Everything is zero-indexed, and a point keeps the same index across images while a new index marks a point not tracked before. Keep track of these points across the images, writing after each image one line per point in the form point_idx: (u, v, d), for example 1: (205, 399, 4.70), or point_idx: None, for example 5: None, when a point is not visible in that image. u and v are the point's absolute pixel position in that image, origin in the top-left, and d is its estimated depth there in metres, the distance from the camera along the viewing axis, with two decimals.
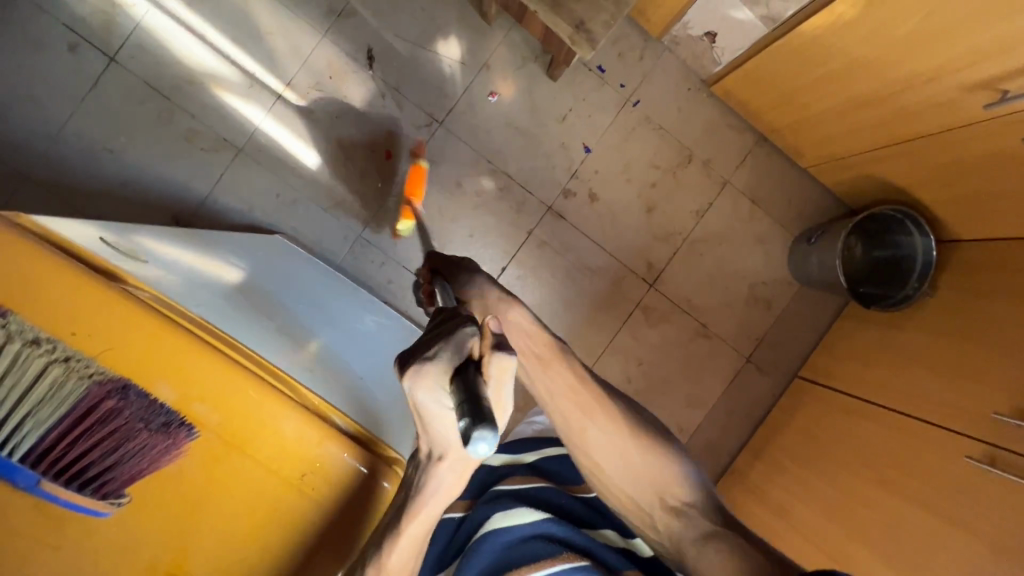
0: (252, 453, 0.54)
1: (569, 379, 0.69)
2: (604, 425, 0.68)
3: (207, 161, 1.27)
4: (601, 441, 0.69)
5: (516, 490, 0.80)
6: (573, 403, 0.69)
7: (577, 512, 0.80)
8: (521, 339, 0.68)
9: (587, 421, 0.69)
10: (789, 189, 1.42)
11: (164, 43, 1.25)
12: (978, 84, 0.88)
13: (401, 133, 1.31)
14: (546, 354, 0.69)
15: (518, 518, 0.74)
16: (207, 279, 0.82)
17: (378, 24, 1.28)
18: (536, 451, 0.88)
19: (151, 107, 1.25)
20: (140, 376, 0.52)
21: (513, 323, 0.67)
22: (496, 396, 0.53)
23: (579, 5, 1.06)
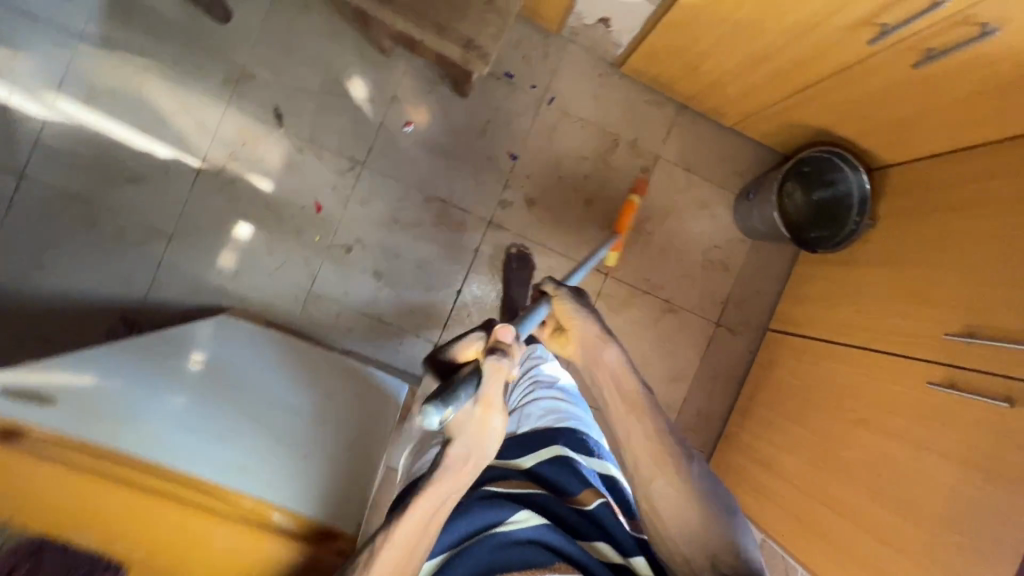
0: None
1: (673, 485, 0.80)
2: (663, 463, 0.81)
3: (142, 254, 1.26)
4: (667, 492, 0.79)
5: (514, 493, 0.86)
6: (647, 454, 0.81)
7: (573, 521, 0.85)
8: (608, 378, 0.87)
9: (659, 476, 0.80)
10: (720, 150, 1.42)
11: (69, 145, 1.23)
12: (858, 22, 0.88)
13: (327, 183, 1.31)
14: (633, 399, 0.85)
15: (520, 522, 0.81)
16: (184, 372, 0.92)
17: (278, 80, 1.27)
18: (534, 455, 0.94)
19: (71, 213, 1.24)
20: (67, 530, 0.70)
21: (604, 358, 0.88)
22: (488, 394, 0.69)
23: (464, 22, 1.05)
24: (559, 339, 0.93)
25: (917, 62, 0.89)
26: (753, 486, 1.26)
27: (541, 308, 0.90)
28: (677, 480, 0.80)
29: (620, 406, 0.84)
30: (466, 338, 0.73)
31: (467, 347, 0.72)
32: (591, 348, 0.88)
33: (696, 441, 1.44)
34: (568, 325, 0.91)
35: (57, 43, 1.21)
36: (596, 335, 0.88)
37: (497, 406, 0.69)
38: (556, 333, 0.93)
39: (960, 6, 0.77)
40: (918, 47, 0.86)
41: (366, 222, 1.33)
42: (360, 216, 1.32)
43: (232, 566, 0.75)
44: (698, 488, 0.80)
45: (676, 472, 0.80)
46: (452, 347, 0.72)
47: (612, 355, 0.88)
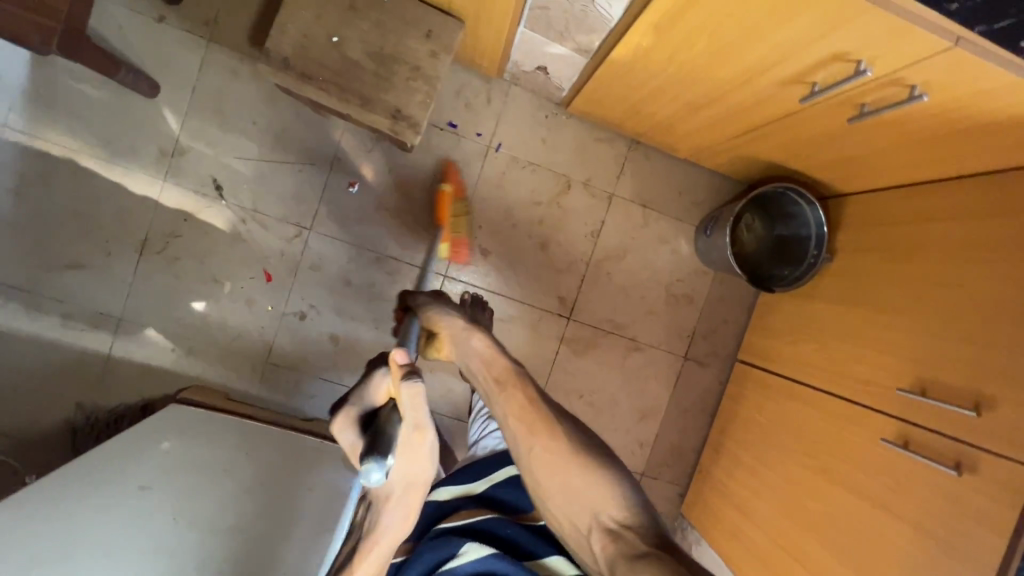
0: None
1: (553, 446, 0.58)
2: (534, 426, 0.60)
3: (92, 340, 1.24)
4: (546, 461, 0.58)
5: (465, 525, 0.89)
6: (515, 422, 0.61)
7: (525, 543, 0.87)
8: (478, 363, 0.73)
9: (533, 439, 0.59)
10: (675, 183, 1.40)
11: (6, 239, 1.20)
12: (788, 82, 0.84)
13: (275, 251, 1.28)
14: (504, 377, 0.68)
15: (468, 554, 0.82)
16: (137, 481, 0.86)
17: (215, 152, 1.24)
18: (484, 480, 0.96)
19: (16, 306, 1.22)
20: None
21: (471, 346, 0.77)
22: (416, 420, 0.62)
23: (389, 92, 1.02)
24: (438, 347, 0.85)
25: (853, 116, 0.86)
26: (726, 527, 1.26)
27: (416, 326, 0.94)
28: (559, 445, 0.58)
29: (490, 387, 0.67)
30: (374, 377, 0.73)
31: (380, 386, 0.71)
32: (462, 341, 0.79)
33: (671, 476, 1.44)
34: (438, 327, 0.86)
35: None
36: (461, 328, 0.81)
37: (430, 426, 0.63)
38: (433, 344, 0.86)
39: (884, 74, 0.74)
40: (851, 102, 0.83)
41: (318, 287, 1.30)
42: (311, 281, 1.30)
43: None
44: (580, 450, 0.58)
45: (550, 434, 0.59)
46: (368, 388, 0.72)
47: (479, 346, 0.76)
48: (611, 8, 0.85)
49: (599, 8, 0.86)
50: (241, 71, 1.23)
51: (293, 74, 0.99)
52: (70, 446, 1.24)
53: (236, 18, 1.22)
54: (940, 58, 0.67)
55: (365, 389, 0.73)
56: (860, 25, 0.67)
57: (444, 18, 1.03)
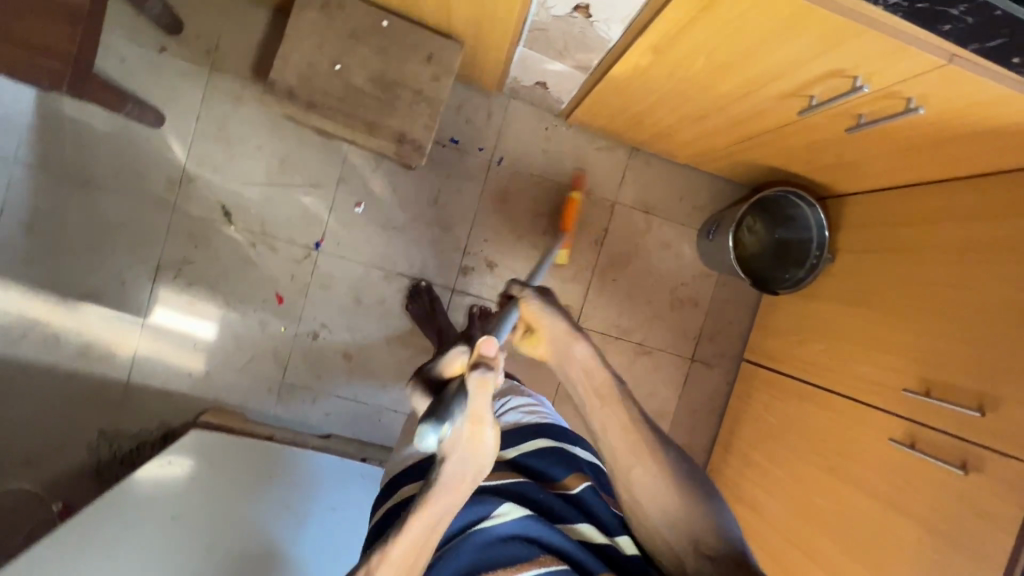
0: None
1: (656, 473, 0.66)
2: (638, 450, 0.66)
3: (109, 367, 1.27)
4: (646, 483, 0.66)
5: (493, 486, 0.73)
6: (618, 443, 0.67)
7: (560, 509, 0.72)
8: (579, 373, 0.72)
9: (634, 463, 0.66)
10: (676, 188, 1.41)
11: (21, 273, 1.22)
12: (785, 95, 0.86)
13: (285, 274, 1.30)
14: (605, 390, 0.70)
15: (498, 517, 0.68)
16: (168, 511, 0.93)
17: (222, 179, 1.26)
18: (514, 446, 0.81)
19: (34, 338, 1.24)
20: None
21: (574, 355, 0.72)
22: (478, 409, 0.52)
23: (393, 117, 1.04)
24: (530, 340, 0.77)
25: (850, 125, 0.88)
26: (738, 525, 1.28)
27: (513, 314, 0.75)
28: (660, 470, 0.66)
29: (590, 402, 0.70)
30: (450, 352, 0.64)
31: (454, 360, 0.62)
32: (563, 347, 0.73)
33: None
34: (536, 324, 0.76)
35: None
36: (565, 331, 0.74)
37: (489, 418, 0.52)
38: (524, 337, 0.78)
39: (880, 88, 0.75)
40: (848, 113, 0.85)
41: (329, 306, 1.32)
42: (322, 301, 1.32)
43: None
44: (682, 477, 0.66)
45: (655, 460, 0.66)
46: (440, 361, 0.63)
47: (582, 356, 0.72)
48: (610, 30, 0.86)
49: (598, 30, 0.87)
50: (245, 97, 1.25)
51: (298, 103, 1.01)
52: (94, 471, 1.27)
53: (237, 45, 1.23)
54: (936, 73, 0.69)
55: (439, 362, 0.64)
56: (856, 45, 0.68)
57: (444, 41, 1.04)
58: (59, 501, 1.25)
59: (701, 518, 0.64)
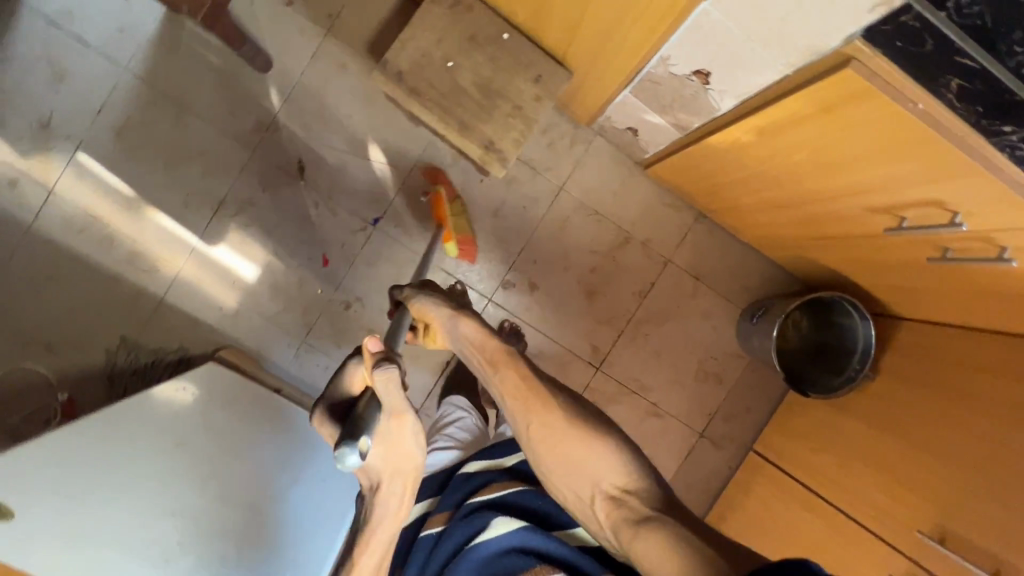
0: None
1: (548, 421, 0.70)
2: (528, 403, 0.71)
3: (150, 282, 1.31)
4: (543, 433, 0.70)
5: (492, 499, 0.82)
6: (514, 403, 0.72)
7: (556, 513, 0.79)
8: (468, 345, 0.76)
9: (528, 414, 0.71)
10: (730, 263, 1.41)
11: (99, 173, 1.28)
12: (876, 210, 0.86)
13: (338, 239, 1.33)
14: (498, 356, 0.74)
15: (495, 531, 0.76)
16: (169, 438, 0.93)
17: (306, 135, 1.30)
18: (515, 454, 0.88)
19: (91, 235, 1.29)
20: None
21: (458, 330, 0.77)
22: (397, 405, 0.67)
23: (488, 124, 1.07)
24: (430, 337, 0.87)
25: (933, 257, 0.88)
26: None
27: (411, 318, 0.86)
28: (553, 417, 0.70)
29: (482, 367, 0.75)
30: (348, 365, 0.75)
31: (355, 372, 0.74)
32: (448, 321, 0.79)
33: None
34: (427, 317, 0.83)
35: (101, 72, 1.26)
36: (445, 314, 0.80)
37: (408, 412, 0.68)
38: (427, 332, 0.87)
39: (979, 231, 0.76)
40: (936, 243, 0.85)
41: (369, 281, 1.34)
42: (364, 274, 1.34)
43: None
44: (578, 423, 0.69)
45: (544, 408, 0.70)
46: (342, 381, 0.76)
47: (466, 330, 0.77)
48: (722, 101, 0.87)
49: (710, 98, 0.89)
50: (350, 67, 1.30)
51: (404, 87, 1.04)
52: (106, 375, 1.30)
53: (357, 15, 1.28)
54: None
55: (340, 376, 0.75)
56: (968, 186, 0.69)
57: (555, 66, 1.07)
58: (65, 394, 1.28)
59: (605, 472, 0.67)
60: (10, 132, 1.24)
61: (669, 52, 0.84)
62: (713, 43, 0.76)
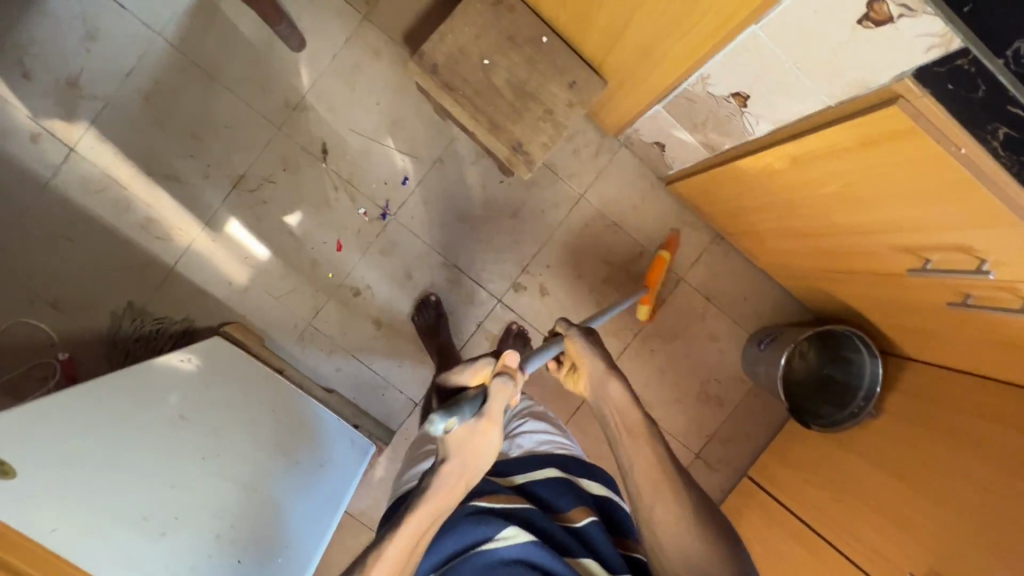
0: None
1: (679, 513, 0.70)
2: (660, 490, 0.72)
3: (162, 249, 1.30)
4: (669, 522, 0.70)
5: (501, 507, 0.78)
6: (642, 479, 0.73)
7: (562, 540, 0.78)
8: (612, 410, 0.80)
9: (657, 501, 0.72)
10: (742, 287, 1.41)
11: (121, 135, 1.27)
12: (901, 249, 0.86)
13: (354, 225, 1.33)
14: (636, 427, 0.77)
15: (503, 541, 0.73)
16: (177, 409, 0.91)
17: (333, 118, 1.30)
18: (525, 473, 0.88)
19: (107, 196, 1.28)
20: None
21: (607, 392, 0.81)
22: (491, 411, 0.71)
23: (518, 125, 1.06)
24: (573, 378, 0.88)
25: (953, 301, 0.88)
26: None
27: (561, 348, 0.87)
28: (676, 508, 0.71)
29: (614, 425, 0.79)
30: (477, 362, 0.82)
31: (480, 367, 0.80)
32: (601, 380, 0.82)
33: None
34: (575, 360, 0.85)
35: (135, 34, 1.25)
36: (601, 371, 0.82)
37: (498, 421, 0.72)
38: (570, 373, 0.88)
39: (1005, 280, 0.75)
40: (957, 288, 0.85)
41: (381, 271, 1.34)
42: (376, 263, 1.34)
43: None
44: (699, 517, 0.71)
45: (672, 499, 0.71)
46: (466, 368, 0.81)
47: (614, 390, 0.81)
48: (758, 126, 0.87)
49: (745, 120, 0.88)
50: (383, 55, 1.30)
51: (437, 80, 1.04)
52: (109, 338, 1.29)
53: (395, 5, 1.28)
54: None
55: (466, 366, 0.82)
56: (999, 233, 0.69)
57: (590, 74, 1.07)
58: (65, 352, 1.28)
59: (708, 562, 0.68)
60: (37, 85, 1.24)
61: (710, 71, 0.84)
62: (757, 66, 0.75)
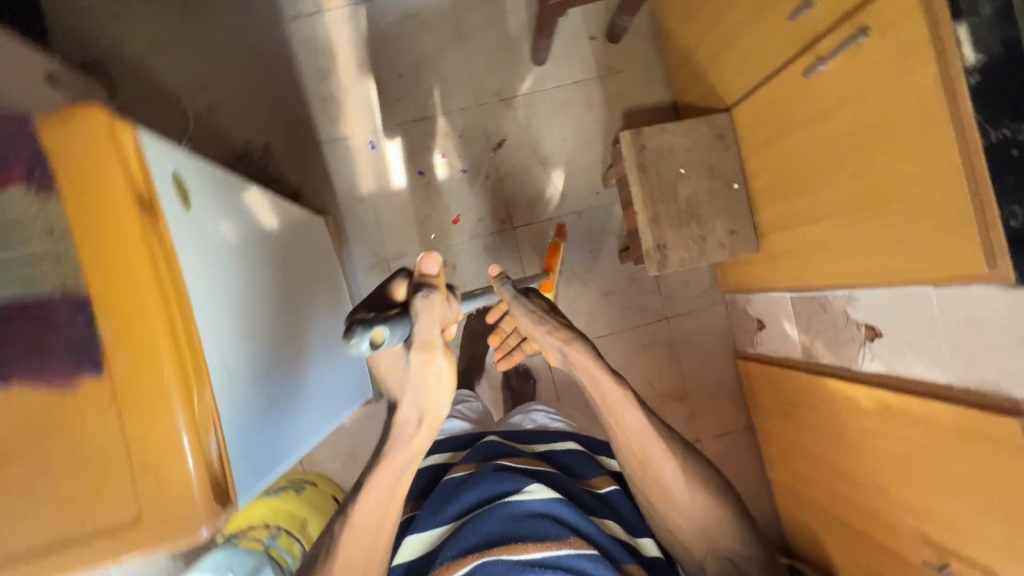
0: (56, 481, 0.50)
1: (677, 479, 0.81)
2: (650, 460, 0.81)
3: (324, 125, 1.40)
4: (668, 489, 0.81)
5: (529, 469, 0.89)
6: (638, 450, 0.82)
7: (585, 500, 0.87)
8: (580, 372, 0.84)
9: (659, 469, 0.81)
10: (742, 484, 1.44)
11: (362, 26, 1.41)
12: (927, 540, 0.90)
13: (481, 213, 1.43)
14: (621, 398, 0.81)
15: (530, 495, 0.81)
16: (267, 245, 0.87)
17: (525, 127, 1.44)
18: (543, 443, 1.00)
19: (317, 60, 1.40)
20: (98, 301, 0.51)
21: (571, 357, 0.84)
22: (427, 335, 0.67)
23: (673, 232, 1.17)
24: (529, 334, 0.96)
25: None
26: None
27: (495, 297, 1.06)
28: (675, 473, 0.81)
29: (608, 416, 0.83)
30: (394, 281, 0.72)
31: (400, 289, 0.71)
32: (561, 346, 0.85)
33: None
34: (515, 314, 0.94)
35: None
36: (559, 337, 0.86)
37: (439, 349, 0.68)
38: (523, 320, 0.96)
39: None
40: None
41: (474, 260, 1.43)
42: (475, 253, 1.43)
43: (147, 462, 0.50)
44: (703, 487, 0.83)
45: (667, 464, 0.81)
46: (386, 288, 0.72)
47: (580, 356, 0.83)
48: (869, 362, 0.96)
49: (860, 351, 0.97)
50: (594, 111, 1.45)
51: (637, 157, 1.16)
52: (230, 159, 1.37)
53: (628, 84, 1.45)
54: None
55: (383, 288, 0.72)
56: None
57: (750, 234, 1.18)
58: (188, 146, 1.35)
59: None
60: None
61: (861, 294, 0.95)
62: (910, 317, 0.85)
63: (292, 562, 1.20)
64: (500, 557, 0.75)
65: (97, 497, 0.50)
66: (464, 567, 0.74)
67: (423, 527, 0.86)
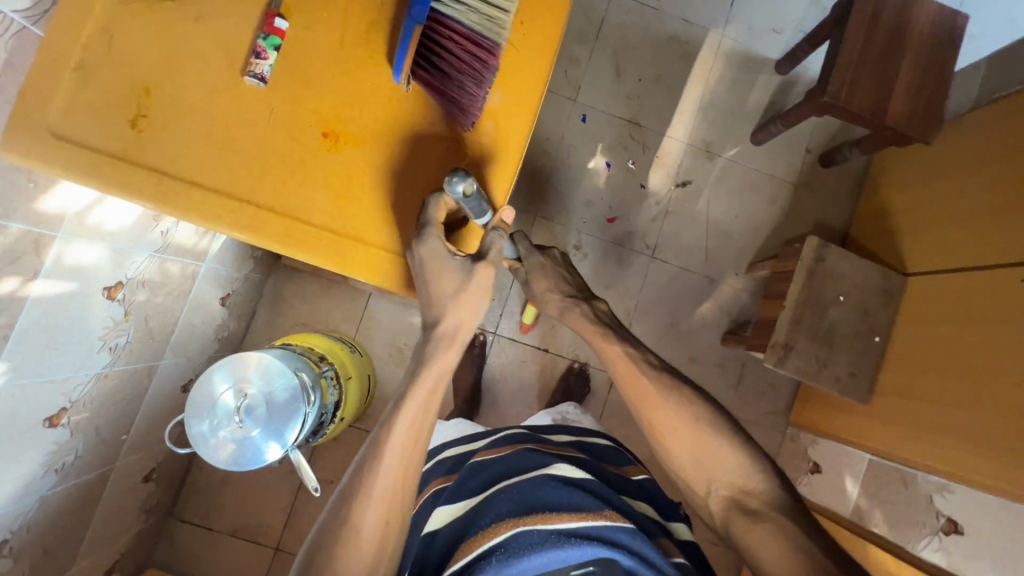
0: (365, 181, 0.74)
1: (678, 415, 0.74)
2: (655, 408, 0.76)
3: (556, 77, 1.50)
4: (676, 433, 0.74)
5: (556, 453, 0.87)
6: (637, 403, 0.78)
7: (617, 483, 0.87)
8: (617, 368, 0.81)
9: (662, 414, 0.75)
10: None
11: (636, 22, 1.51)
12: None
13: (632, 227, 1.50)
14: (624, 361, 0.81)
15: (558, 469, 0.78)
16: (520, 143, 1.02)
17: (711, 183, 1.51)
18: (562, 434, 1.01)
19: (584, 25, 1.50)
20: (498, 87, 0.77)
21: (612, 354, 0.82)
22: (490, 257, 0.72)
23: (802, 342, 1.22)
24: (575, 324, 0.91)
25: None
26: None
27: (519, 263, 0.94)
28: (674, 415, 0.75)
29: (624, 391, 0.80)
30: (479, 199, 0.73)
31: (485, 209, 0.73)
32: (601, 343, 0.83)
33: None
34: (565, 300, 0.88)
35: (718, 14, 1.52)
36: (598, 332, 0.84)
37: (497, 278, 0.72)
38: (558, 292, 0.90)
39: None
40: None
41: (602, 259, 1.49)
42: (607, 256, 1.49)
43: (394, 196, 0.75)
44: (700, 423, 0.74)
45: (664, 408, 0.75)
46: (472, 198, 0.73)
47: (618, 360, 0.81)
48: (931, 549, 0.98)
49: (926, 537, 1.00)
50: (774, 208, 1.52)
51: (809, 264, 1.23)
52: None
53: (814, 206, 1.53)
54: None
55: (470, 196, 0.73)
56: None
57: (866, 385, 1.21)
58: None
59: (792, 540, 0.63)
60: None
61: (959, 487, 0.97)
62: (1005, 531, 0.88)
63: (334, 403, 1.08)
64: (533, 528, 0.67)
65: (362, 207, 0.74)
66: (497, 536, 0.67)
67: (451, 499, 0.81)
